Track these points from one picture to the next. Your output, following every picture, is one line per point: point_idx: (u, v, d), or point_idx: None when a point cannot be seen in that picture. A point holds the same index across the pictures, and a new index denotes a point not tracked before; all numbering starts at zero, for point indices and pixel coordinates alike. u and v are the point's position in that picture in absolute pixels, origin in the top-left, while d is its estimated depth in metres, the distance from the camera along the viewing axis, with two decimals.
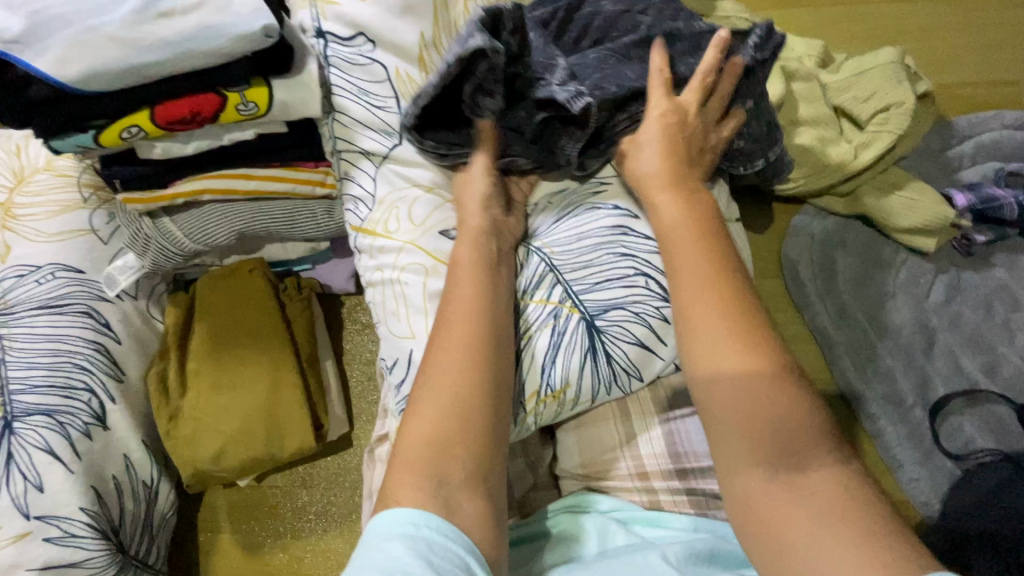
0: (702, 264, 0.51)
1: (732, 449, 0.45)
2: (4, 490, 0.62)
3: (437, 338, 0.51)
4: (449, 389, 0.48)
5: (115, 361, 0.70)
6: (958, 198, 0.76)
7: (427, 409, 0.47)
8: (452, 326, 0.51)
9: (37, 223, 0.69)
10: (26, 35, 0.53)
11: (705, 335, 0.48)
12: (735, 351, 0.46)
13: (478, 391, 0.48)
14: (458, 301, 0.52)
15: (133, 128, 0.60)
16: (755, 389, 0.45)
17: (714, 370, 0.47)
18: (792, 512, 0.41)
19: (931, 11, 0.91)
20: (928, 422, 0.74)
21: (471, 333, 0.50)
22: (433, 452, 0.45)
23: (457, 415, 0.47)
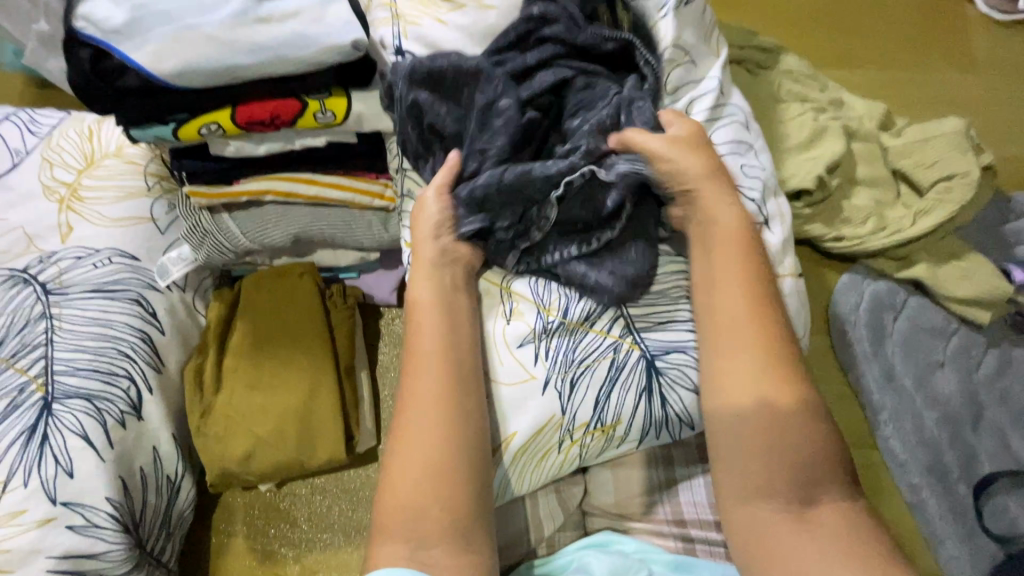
0: (738, 297, 0.53)
1: (736, 486, 0.51)
2: (34, 472, 0.61)
3: (408, 391, 0.52)
4: (426, 452, 0.49)
5: (158, 352, 0.69)
6: (1016, 274, 0.76)
7: (406, 465, 0.49)
8: (422, 377, 0.52)
9: (101, 207, 0.70)
10: (129, 28, 0.55)
11: (732, 372, 0.52)
12: (773, 385, 0.50)
13: (445, 447, 0.49)
14: (427, 351, 0.53)
15: (212, 125, 0.61)
16: (771, 427, 0.50)
17: (730, 402, 0.52)
18: (800, 542, 0.47)
19: (993, 84, 0.91)
20: (972, 498, 0.72)
21: (438, 381, 0.51)
22: (406, 518, 0.47)
23: (430, 477, 0.48)
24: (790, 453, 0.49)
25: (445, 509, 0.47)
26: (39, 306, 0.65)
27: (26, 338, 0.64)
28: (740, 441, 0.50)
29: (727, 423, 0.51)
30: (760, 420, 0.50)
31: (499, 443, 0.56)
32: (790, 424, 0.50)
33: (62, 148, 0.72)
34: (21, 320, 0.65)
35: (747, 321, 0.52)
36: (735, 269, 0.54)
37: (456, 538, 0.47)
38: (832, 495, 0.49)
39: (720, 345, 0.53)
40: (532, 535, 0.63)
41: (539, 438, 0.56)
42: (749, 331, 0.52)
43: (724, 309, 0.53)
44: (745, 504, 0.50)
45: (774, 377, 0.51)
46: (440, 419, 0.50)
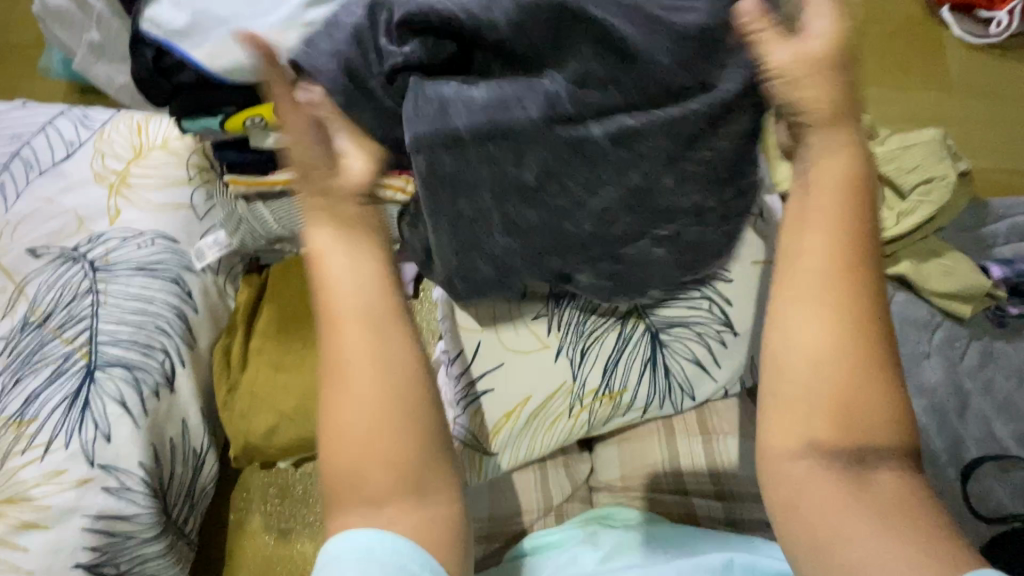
0: (838, 209, 0.39)
1: (786, 435, 0.38)
2: (75, 434, 0.65)
3: (327, 348, 0.41)
4: (357, 416, 0.40)
5: (190, 329, 0.74)
6: (994, 271, 0.81)
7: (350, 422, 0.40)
8: (347, 330, 0.41)
9: (147, 193, 0.76)
10: (190, 29, 0.61)
11: (797, 316, 0.38)
12: (834, 312, 0.37)
13: (378, 405, 0.40)
14: (352, 300, 0.41)
15: (256, 118, 0.67)
16: (829, 359, 0.37)
17: (793, 336, 0.38)
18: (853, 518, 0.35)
19: (969, 101, 0.99)
20: (960, 482, 0.75)
21: (363, 333, 0.41)
22: (353, 483, 0.40)
23: (371, 441, 0.39)
24: (861, 424, 0.37)
25: (390, 469, 0.39)
26: (86, 281, 0.71)
27: (73, 310, 0.69)
28: (813, 412, 0.37)
29: (791, 394, 0.38)
30: (817, 393, 0.37)
31: (513, 409, 0.61)
32: (870, 400, 0.37)
33: (114, 141, 0.79)
34: (69, 294, 0.70)
35: (840, 273, 0.38)
36: (830, 218, 0.39)
37: (408, 493, 0.40)
38: (896, 464, 0.37)
39: (783, 302, 0.39)
40: (542, 504, 0.66)
41: (552, 402, 0.61)
42: (843, 310, 0.37)
43: (805, 263, 0.39)
44: (796, 458, 0.38)
45: (856, 337, 0.37)
46: (370, 377, 0.40)
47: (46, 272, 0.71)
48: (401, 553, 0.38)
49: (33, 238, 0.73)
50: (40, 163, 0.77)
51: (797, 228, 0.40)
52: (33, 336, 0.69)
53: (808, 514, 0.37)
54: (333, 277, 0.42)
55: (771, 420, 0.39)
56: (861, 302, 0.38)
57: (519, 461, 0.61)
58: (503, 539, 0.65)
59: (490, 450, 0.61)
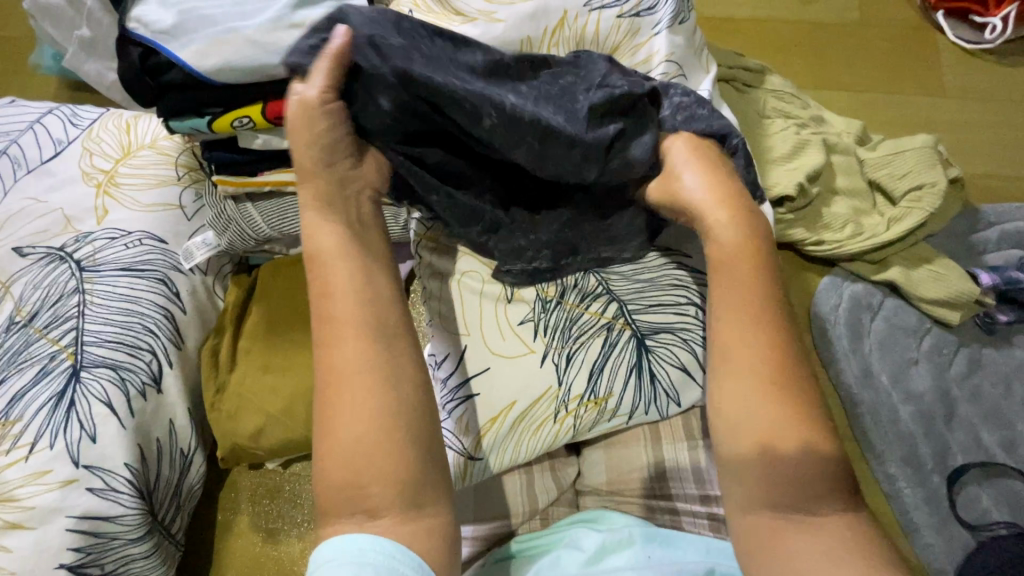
0: (742, 283, 0.53)
1: (735, 486, 0.47)
2: (60, 435, 0.65)
3: (326, 361, 0.47)
4: (358, 427, 0.44)
5: (178, 329, 0.74)
6: (984, 278, 0.81)
7: (348, 423, 0.44)
8: (343, 346, 0.47)
9: (135, 193, 0.76)
10: (176, 29, 0.61)
11: (732, 380, 0.49)
12: (761, 370, 0.48)
13: (377, 420, 0.44)
14: (349, 322, 0.48)
15: (244, 119, 0.66)
16: (773, 414, 0.47)
17: (734, 410, 0.48)
18: (794, 536, 0.44)
19: (962, 107, 0.98)
20: (945, 488, 0.75)
21: (364, 350, 0.47)
22: (349, 492, 0.43)
23: (367, 445, 0.43)
24: (795, 452, 0.45)
25: (386, 480, 0.43)
26: (73, 281, 0.70)
27: (59, 310, 0.69)
28: (750, 448, 0.47)
29: (732, 427, 0.48)
30: (758, 431, 0.47)
31: (498, 413, 0.61)
32: (789, 423, 0.46)
33: (101, 139, 0.79)
34: (55, 294, 0.70)
35: (761, 358, 0.49)
36: (733, 304, 0.52)
37: (408, 506, 0.43)
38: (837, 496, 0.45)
39: (716, 363, 0.51)
40: (528, 508, 0.66)
41: (537, 407, 0.61)
42: (758, 360, 0.49)
43: (728, 337, 0.51)
44: (750, 508, 0.46)
45: (771, 377, 0.48)
46: (367, 390, 0.45)
47: (32, 271, 0.71)
48: (389, 553, 0.40)
49: (20, 237, 0.72)
50: (28, 161, 0.77)
51: (723, 313, 0.52)
52: (19, 336, 0.68)
53: (764, 522, 0.45)
54: (331, 300, 0.49)
55: (740, 451, 0.47)
56: (777, 357, 0.49)
57: (504, 466, 0.61)
58: (488, 543, 0.65)
59: (475, 455, 0.60)
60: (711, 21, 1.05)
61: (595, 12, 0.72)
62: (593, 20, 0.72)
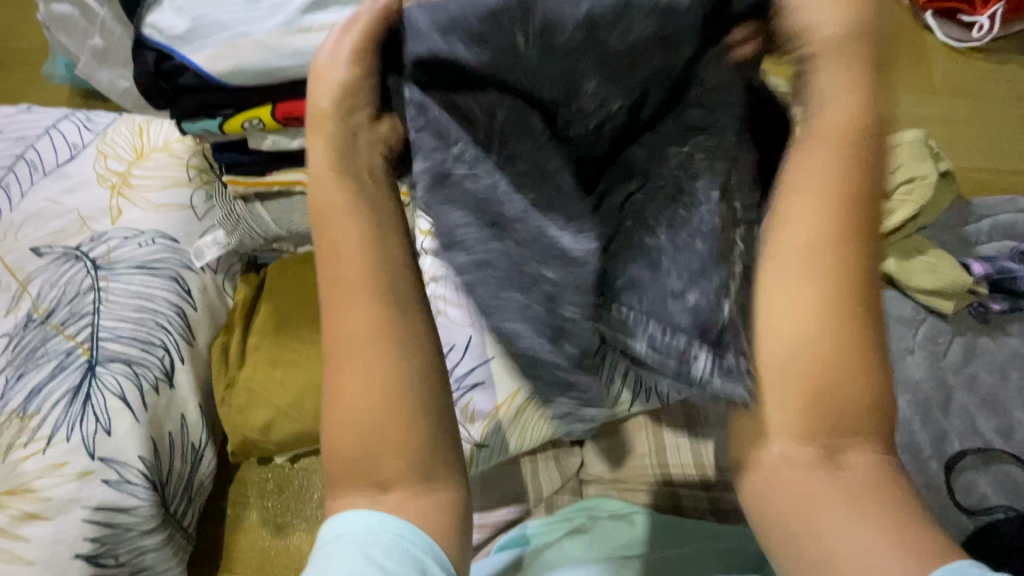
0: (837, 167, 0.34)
1: (777, 421, 0.35)
2: (77, 428, 0.66)
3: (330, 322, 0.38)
4: (346, 390, 0.37)
5: (190, 326, 0.76)
6: (976, 268, 0.83)
7: (347, 389, 0.37)
8: (347, 311, 0.38)
9: (148, 194, 0.78)
10: (189, 35, 0.64)
11: (784, 298, 0.34)
12: (818, 292, 0.34)
13: (380, 386, 0.37)
14: (349, 267, 0.38)
15: (254, 120, 0.68)
16: (826, 347, 0.34)
17: (786, 333, 0.34)
18: (829, 489, 0.34)
19: (953, 103, 1.01)
20: (944, 475, 0.76)
21: (362, 304, 0.38)
22: (358, 463, 0.38)
23: (372, 415, 0.37)
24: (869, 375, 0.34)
25: (400, 453, 0.37)
26: (89, 279, 0.72)
27: (75, 307, 0.71)
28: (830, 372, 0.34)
29: (777, 346, 0.34)
30: (822, 350, 0.34)
31: (503, 401, 0.63)
32: (850, 368, 0.34)
33: (115, 143, 0.81)
34: (72, 292, 0.72)
35: (826, 251, 0.34)
36: (822, 181, 0.34)
37: (409, 479, 0.38)
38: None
39: (772, 264, 0.35)
40: (533, 495, 0.68)
41: (540, 395, 0.62)
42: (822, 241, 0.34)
43: (799, 229, 0.34)
44: (777, 448, 0.36)
45: (832, 310, 0.34)
46: (372, 349, 0.37)
47: (48, 270, 0.73)
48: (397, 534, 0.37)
49: (37, 238, 0.75)
50: (44, 165, 0.79)
51: (795, 172, 0.35)
52: (36, 333, 0.70)
53: (778, 466, 0.36)
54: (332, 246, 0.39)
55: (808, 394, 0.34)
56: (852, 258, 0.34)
57: (508, 453, 0.64)
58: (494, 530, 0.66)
59: (482, 443, 0.63)
60: None
61: None
62: None
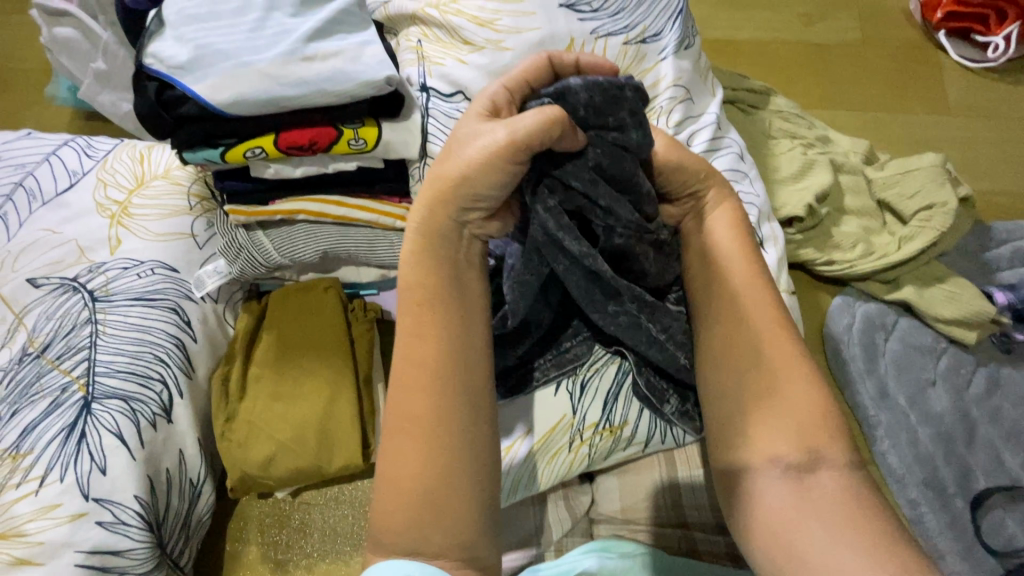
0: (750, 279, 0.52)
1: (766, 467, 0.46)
2: (71, 467, 0.64)
3: (403, 390, 0.46)
4: (417, 449, 0.44)
5: (189, 358, 0.74)
6: (999, 297, 0.81)
7: (415, 450, 0.44)
8: (421, 379, 0.46)
9: (147, 223, 0.77)
10: (191, 64, 0.62)
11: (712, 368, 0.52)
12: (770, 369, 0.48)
13: (428, 468, 0.44)
14: (418, 364, 0.47)
15: (257, 149, 0.67)
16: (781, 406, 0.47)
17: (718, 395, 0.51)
18: (805, 519, 0.43)
19: (967, 125, 0.99)
20: (970, 514, 0.73)
21: (424, 398, 0.45)
22: (420, 513, 0.43)
23: (433, 475, 0.44)
24: (794, 413, 0.47)
25: (453, 516, 0.43)
26: (86, 311, 0.71)
27: (72, 341, 0.69)
28: (767, 418, 0.47)
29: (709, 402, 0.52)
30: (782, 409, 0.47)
31: (512, 443, 0.60)
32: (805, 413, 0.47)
33: (116, 170, 0.80)
34: (68, 325, 0.70)
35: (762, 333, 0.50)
36: (737, 307, 0.51)
37: (458, 549, 0.43)
38: (841, 471, 0.45)
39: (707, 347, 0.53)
40: (540, 538, 0.66)
41: (552, 436, 0.60)
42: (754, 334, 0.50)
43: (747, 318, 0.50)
44: (768, 492, 0.46)
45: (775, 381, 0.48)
46: (437, 430, 0.45)
47: (45, 302, 0.71)
48: None
49: (34, 268, 0.73)
50: (43, 193, 0.78)
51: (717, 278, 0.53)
52: (31, 367, 0.68)
53: (764, 509, 0.45)
54: (409, 344, 0.47)
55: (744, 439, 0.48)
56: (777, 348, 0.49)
57: (518, 496, 0.61)
58: None
59: None
60: (713, 43, 1.07)
61: (603, 39, 0.73)
62: (599, 46, 0.73)
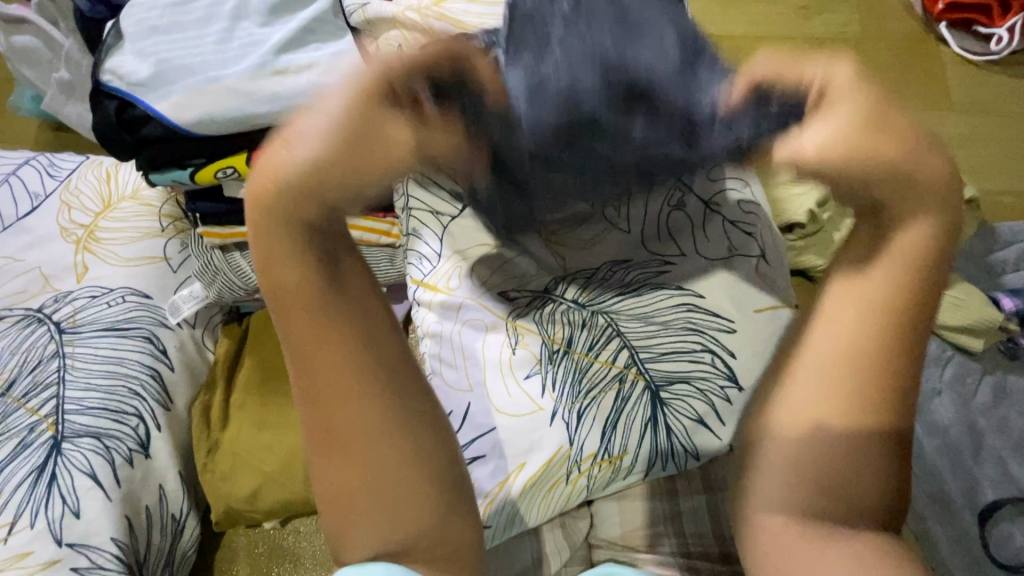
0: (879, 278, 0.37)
1: (779, 491, 0.39)
2: (42, 512, 0.61)
3: (314, 394, 0.39)
4: (343, 472, 0.39)
5: (166, 389, 0.70)
6: (1006, 303, 0.78)
7: (341, 464, 0.39)
8: (331, 383, 0.38)
9: (116, 247, 0.73)
10: (153, 81, 0.58)
11: (800, 386, 0.39)
12: (835, 394, 0.38)
13: (363, 469, 0.39)
14: (327, 367, 0.38)
15: (228, 169, 0.63)
16: (856, 447, 0.37)
17: (793, 420, 0.39)
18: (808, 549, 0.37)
19: (970, 121, 0.96)
20: (978, 528, 0.71)
21: (341, 404, 0.38)
22: (365, 518, 0.39)
23: (374, 479, 0.39)
24: (835, 453, 0.38)
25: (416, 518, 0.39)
26: (52, 344, 0.67)
27: (39, 376, 0.65)
28: (788, 471, 0.39)
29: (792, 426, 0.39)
30: (837, 447, 0.38)
31: (507, 475, 0.58)
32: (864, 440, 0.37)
33: (80, 191, 0.76)
34: (34, 359, 0.66)
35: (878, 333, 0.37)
36: (835, 317, 0.38)
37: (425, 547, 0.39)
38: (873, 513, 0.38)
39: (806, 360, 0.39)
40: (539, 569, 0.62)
41: (547, 468, 0.57)
42: (887, 321, 0.37)
43: (832, 324, 0.39)
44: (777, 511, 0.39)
45: (867, 406, 0.37)
46: (369, 424, 0.39)
47: (9, 336, 0.67)
48: None
49: None
50: (3, 218, 0.73)
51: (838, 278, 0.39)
52: None
53: (775, 525, 0.39)
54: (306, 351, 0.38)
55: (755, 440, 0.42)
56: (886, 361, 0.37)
57: (512, 531, 0.58)
58: None
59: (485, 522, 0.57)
60: (710, 39, 1.03)
61: None
62: None
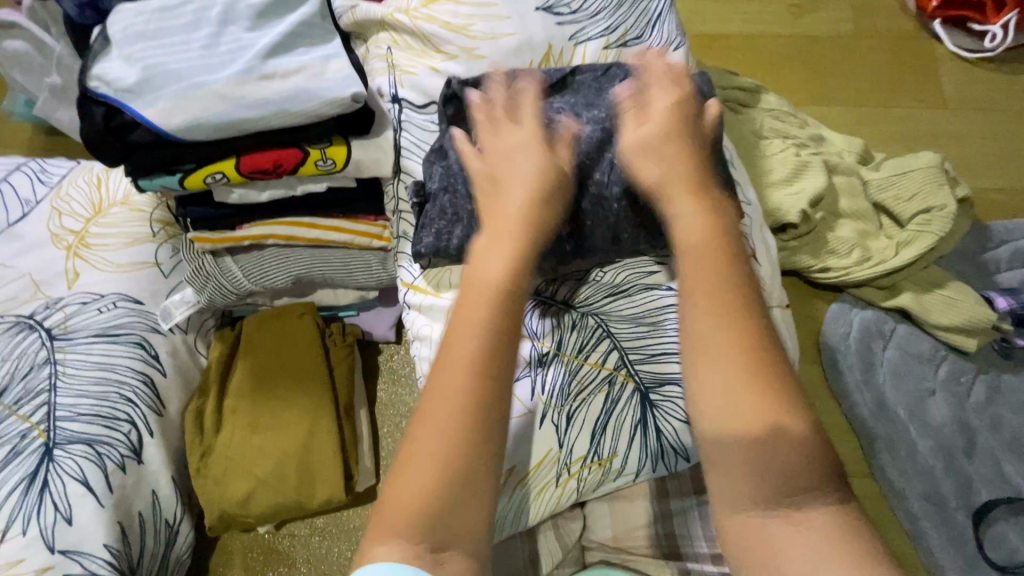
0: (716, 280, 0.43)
1: (732, 489, 0.39)
2: (34, 520, 0.61)
3: (434, 382, 0.41)
4: (434, 458, 0.38)
5: (159, 395, 0.70)
6: (1000, 302, 0.78)
7: (433, 445, 0.38)
8: (446, 368, 0.41)
9: (106, 253, 0.72)
10: (140, 87, 0.58)
11: (710, 380, 0.40)
12: (746, 382, 0.40)
13: (450, 466, 0.38)
14: (453, 363, 0.41)
15: (217, 174, 0.63)
16: (761, 449, 0.39)
17: (712, 422, 0.40)
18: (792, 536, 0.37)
19: (965, 119, 0.95)
20: (971, 528, 0.71)
21: (450, 402, 0.39)
22: (431, 513, 0.37)
23: (451, 474, 0.37)
24: (788, 448, 0.39)
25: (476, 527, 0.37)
26: (44, 351, 0.67)
27: (30, 383, 0.65)
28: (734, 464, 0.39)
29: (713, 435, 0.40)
30: (772, 451, 0.39)
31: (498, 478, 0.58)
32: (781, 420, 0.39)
33: (71, 197, 0.75)
34: (25, 366, 0.66)
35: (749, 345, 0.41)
36: (719, 300, 0.42)
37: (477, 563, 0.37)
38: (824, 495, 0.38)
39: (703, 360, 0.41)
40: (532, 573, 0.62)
41: (538, 471, 0.58)
42: (746, 340, 0.41)
43: (709, 333, 0.42)
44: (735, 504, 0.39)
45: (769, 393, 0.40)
46: (462, 418, 0.39)
47: None
48: None
49: None
50: None
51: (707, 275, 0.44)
52: None
53: (736, 520, 0.39)
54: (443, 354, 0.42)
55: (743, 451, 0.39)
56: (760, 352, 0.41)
57: (504, 533, 0.58)
58: None
59: None
60: (703, 38, 1.02)
61: (581, 46, 0.68)
62: (579, 52, 0.69)
